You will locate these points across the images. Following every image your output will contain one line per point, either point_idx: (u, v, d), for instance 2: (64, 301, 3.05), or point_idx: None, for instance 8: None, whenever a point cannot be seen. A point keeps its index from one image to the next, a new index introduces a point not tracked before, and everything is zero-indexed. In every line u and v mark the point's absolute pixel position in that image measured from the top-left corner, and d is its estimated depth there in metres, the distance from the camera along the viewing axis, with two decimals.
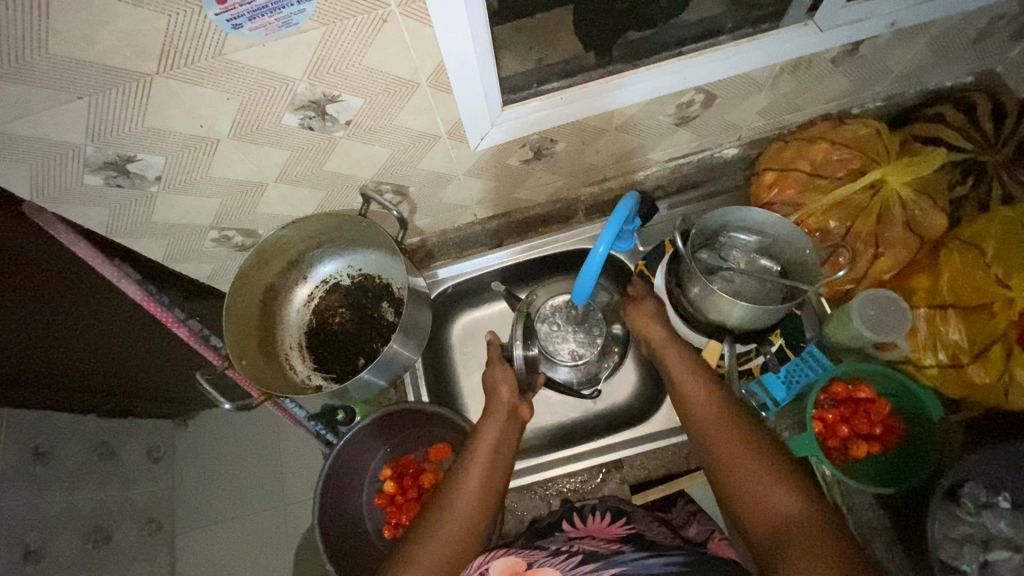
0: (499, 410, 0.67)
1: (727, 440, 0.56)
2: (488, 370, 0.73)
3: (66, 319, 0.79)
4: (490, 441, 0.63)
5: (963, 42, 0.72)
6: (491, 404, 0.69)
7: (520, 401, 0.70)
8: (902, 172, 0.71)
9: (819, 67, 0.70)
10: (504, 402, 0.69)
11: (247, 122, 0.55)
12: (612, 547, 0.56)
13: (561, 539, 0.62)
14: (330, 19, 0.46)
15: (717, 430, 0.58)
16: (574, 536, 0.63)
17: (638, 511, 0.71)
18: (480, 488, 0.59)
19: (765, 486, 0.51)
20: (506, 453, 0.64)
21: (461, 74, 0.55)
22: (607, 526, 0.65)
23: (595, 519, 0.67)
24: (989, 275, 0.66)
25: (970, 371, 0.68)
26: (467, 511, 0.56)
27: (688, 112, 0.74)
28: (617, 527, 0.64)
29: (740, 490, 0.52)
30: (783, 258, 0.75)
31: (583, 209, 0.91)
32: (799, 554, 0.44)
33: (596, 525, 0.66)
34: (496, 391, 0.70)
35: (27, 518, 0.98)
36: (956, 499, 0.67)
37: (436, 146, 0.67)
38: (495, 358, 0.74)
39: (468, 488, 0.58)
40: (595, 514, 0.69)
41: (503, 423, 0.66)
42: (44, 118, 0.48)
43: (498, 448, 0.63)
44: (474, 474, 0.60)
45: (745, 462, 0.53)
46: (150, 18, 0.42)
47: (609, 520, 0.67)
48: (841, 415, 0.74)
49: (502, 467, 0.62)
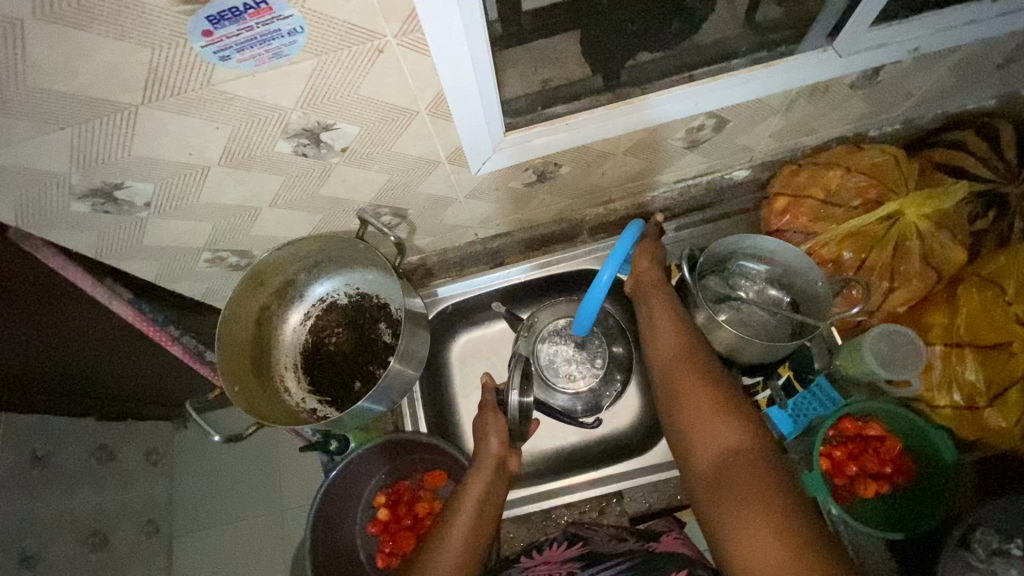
0: (486, 463, 0.65)
1: (689, 379, 0.56)
2: (481, 416, 0.71)
3: (59, 334, 0.78)
4: (475, 498, 0.61)
5: (988, 68, 0.69)
6: (479, 456, 0.67)
7: (508, 452, 0.68)
8: (922, 204, 0.68)
9: (836, 92, 0.67)
10: (492, 454, 0.67)
11: (239, 150, 0.53)
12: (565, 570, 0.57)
13: (517, 570, 0.62)
14: (323, 49, 0.43)
15: (682, 371, 0.57)
16: (530, 565, 0.62)
17: (598, 532, 0.68)
18: (466, 541, 0.57)
19: (717, 419, 0.51)
20: (494, 509, 0.62)
21: (461, 102, 0.53)
22: (561, 550, 0.63)
23: (552, 547, 0.65)
24: (1010, 315, 0.64)
25: (986, 414, 0.65)
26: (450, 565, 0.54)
27: (698, 136, 0.71)
28: (571, 549, 0.62)
29: (694, 429, 0.52)
30: (793, 289, 0.73)
31: (587, 229, 0.88)
32: (737, 489, 0.44)
33: (553, 552, 0.64)
34: (485, 441, 0.68)
35: (24, 524, 0.96)
36: (965, 544, 0.63)
37: (436, 171, 0.65)
38: (489, 402, 0.73)
39: (455, 543, 0.56)
40: (553, 543, 0.66)
41: (491, 478, 0.64)
42: (27, 147, 0.46)
43: (485, 500, 0.61)
44: (462, 530, 0.57)
45: (703, 404, 0.52)
46: (133, 50, 0.40)
47: (566, 545, 0.65)
48: (849, 452, 0.72)
49: (489, 523, 0.60)
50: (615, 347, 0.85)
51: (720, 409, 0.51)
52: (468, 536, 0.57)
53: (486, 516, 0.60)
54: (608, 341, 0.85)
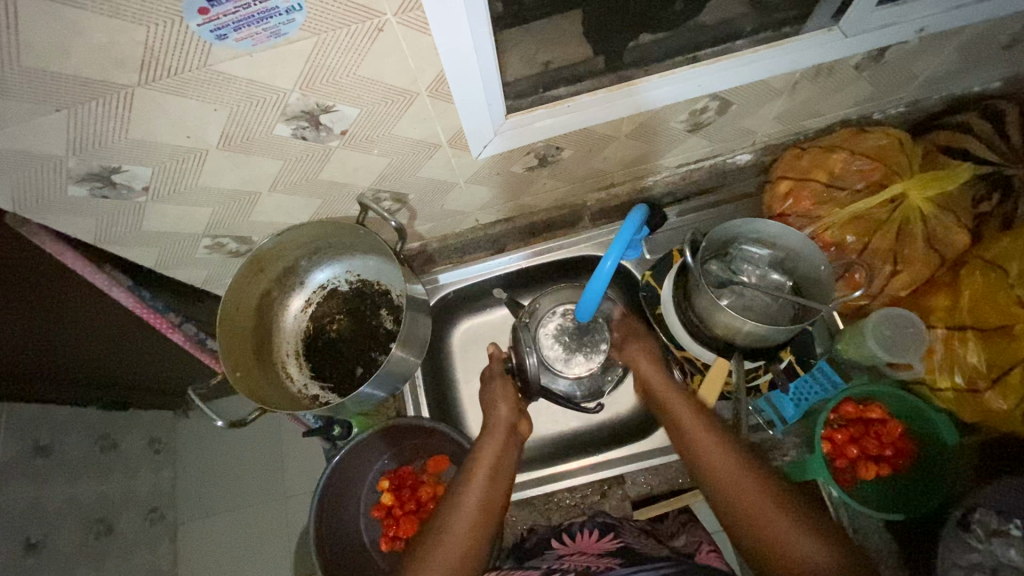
0: (497, 428, 0.67)
1: (740, 480, 0.54)
2: (489, 385, 0.73)
3: (59, 321, 0.78)
4: (488, 463, 0.62)
5: (994, 49, 0.68)
6: (490, 420, 0.68)
7: (518, 417, 0.70)
8: (926, 187, 0.68)
9: (841, 73, 0.66)
10: (502, 419, 0.68)
11: (237, 132, 0.52)
12: (603, 562, 0.57)
13: (552, 557, 0.63)
14: (321, 28, 0.43)
15: (727, 470, 0.55)
16: (565, 553, 0.63)
17: (625, 524, 0.71)
18: (478, 505, 0.58)
19: (779, 529, 0.49)
20: (506, 472, 0.63)
21: (463, 84, 0.52)
22: (596, 541, 0.65)
23: (584, 536, 0.68)
24: (1012, 296, 0.63)
25: (987, 397, 0.64)
26: (465, 530, 0.55)
27: (702, 119, 0.70)
28: (605, 541, 0.65)
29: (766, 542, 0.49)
30: (796, 274, 0.72)
31: (589, 214, 0.88)
32: None
33: (585, 541, 0.67)
34: (497, 406, 0.69)
35: (28, 512, 0.97)
36: (964, 525, 0.64)
37: (436, 155, 0.64)
38: (496, 371, 0.74)
39: (468, 506, 0.57)
40: (584, 531, 0.69)
41: (503, 441, 0.66)
42: (22, 130, 0.46)
43: (496, 467, 0.62)
44: (474, 494, 0.58)
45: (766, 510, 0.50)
46: (127, 29, 0.39)
47: (597, 535, 0.68)
48: (850, 435, 0.72)
49: (502, 484, 0.61)
50: None
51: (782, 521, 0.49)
52: (482, 499, 0.58)
53: (498, 483, 0.61)
54: (609, 327, 0.85)
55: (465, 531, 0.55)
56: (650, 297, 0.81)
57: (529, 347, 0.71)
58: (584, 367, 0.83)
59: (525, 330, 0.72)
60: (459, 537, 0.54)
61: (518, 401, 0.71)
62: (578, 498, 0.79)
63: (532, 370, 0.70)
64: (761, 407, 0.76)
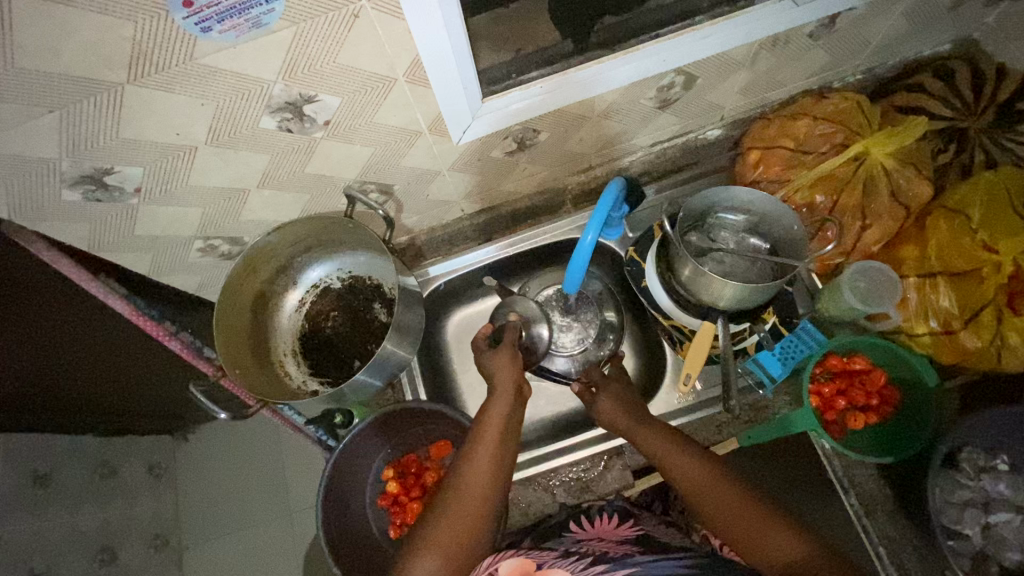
0: (506, 389, 0.66)
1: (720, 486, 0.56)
2: (494, 353, 0.71)
3: (55, 343, 0.77)
4: (498, 423, 0.62)
5: (938, 11, 0.72)
6: (497, 382, 0.67)
7: (524, 379, 0.69)
8: (885, 143, 0.71)
9: (797, 43, 0.70)
10: (510, 380, 0.67)
11: (224, 127, 0.54)
12: (623, 548, 0.59)
13: (571, 540, 0.65)
14: (301, 17, 0.45)
15: (705, 475, 0.58)
16: (583, 537, 0.66)
17: (646, 514, 0.74)
18: (490, 460, 0.58)
19: (769, 535, 0.51)
20: (513, 433, 0.62)
21: (438, 69, 0.55)
22: (615, 528, 0.68)
23: (603, 521, 0.70)
24: (976, 241, 0.68)
25: (962, 337, 0.69)
26: (480, 486, 0.56)
27: (670, 95, 0.73)
28: (625, 529, 0.68)
29: (748, 542, 0.52)
30: (770, 236, 0.74)
31: (570, 198, 0.91)
32: None
33: (604, 527, 0.69)
34: (501, 370, 0.68)
35: (33, 542, 0.95)
36: (955, 465, 0.68)
37: (418, 143, 0.66)
38: (510, 342, 0.73)
39: (479, 466, 0.57)
40: (603, 515, 0.72)
41: (511, 401, 0.65)
42: (15, 134, 0.48)
43: (505, 427, 0.62)
44: (485, 456, 0.58)
45: (741, 512, 0.54)
46: (116, 25, 0.42)
47: (616, 521, 0.71)
48: (837, 388, 0.74)
49: (510, 444, 0.61)
50: (606, 309, 0.91)
51: (772, 530, 0.51)
52: (494, 455, 0.58)
53: (508, 439, 0.62)
54: (598, 305, 0.91)
55: (478, 491, 0.55)
56: (634, 271, 0.83)
57: (543, 321, 0.83)
58: (572, 339, 0.89)
59: (537, 309, 0.83)
60: (471, 498, 0.55)
61: (521, 364, 0.70)
62: (580, 472, 0.80)
63: (542, 341, 0.82)
64: (749, 369, 0.76)
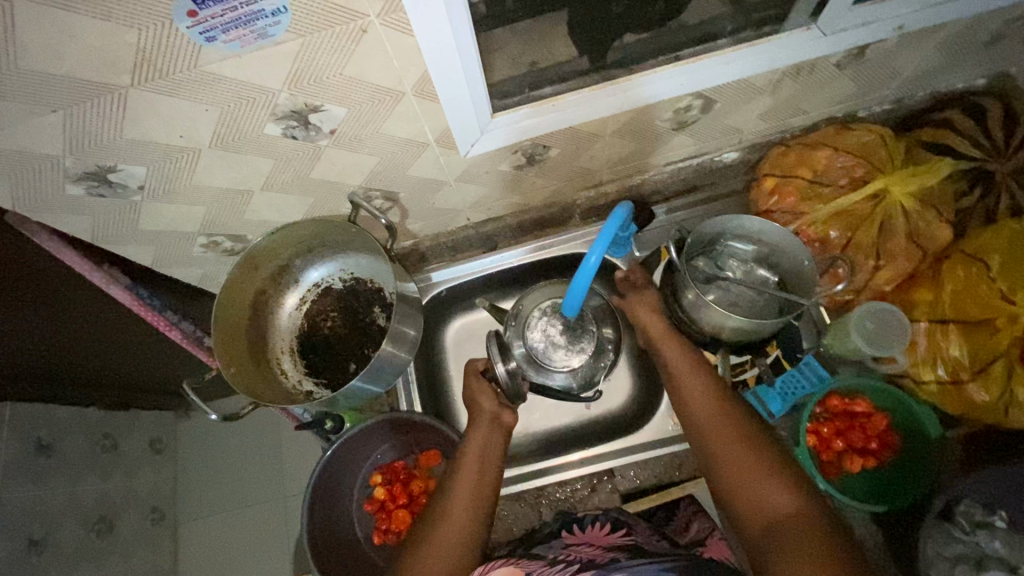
0: (481, 420, 0.66)
1: (728, 432, 0.57)
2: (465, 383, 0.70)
3: (58, 323, 0.78)
4: (476, 453, 0.63)
5: (976, 45, 0.69)
6: (475, 411, 0.67)
7: (502, 409, 0.67)
8: (906, 183, 0.70)
9: (823, 71, 0.67)
10: (485, 412, 0.67)
11: (228, 132, 0.54)
12: (607, 555, 0.59)
13: (558, 545, 0.65)
14: (306, 29, 0.44)
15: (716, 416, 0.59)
16: (572, 542, 0.65)
17: (640, 522, 0.73)
18: (471, 499, 0.58)
19: (763, 491, 0.51)
20: (494, 459, 0.63)
21: (446, 86, 0.54)
22: (604, 534, 0.68)
23: (594, 528, 0.70)
24: (994, 290, 0.65)
25: (970, 388, 0.67)
26: (461, 516, 0.57)
27: (686, 117, 0.71)
28: (615, 536, 0.67)
29: (740, 487, 0.53)
30: (780, 269, 0.72)
31: (579, 212, 0.89)
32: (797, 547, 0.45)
33: (595, 533, 0.69)
34: (478, 399, 0.68)
35: (31, 509, 0.97)
36: (949, 517, 0.65)
37: (425, 154, 0.66)
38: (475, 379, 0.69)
39: (461, 497, 0.58)
40: (595, 523, 0.71)
41: (489, 431, 0.65)
42: (19, 130, 0.48)
43: (483, 461, 0.62)
44: (464, 486, 0.59)
45: (748, 458, 0.54)
46: (118, 31, 0.41)
47: (608, 529, 0.70)
48: (835, 429, 0.73)
49: (490, 473, 0.62)
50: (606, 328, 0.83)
51: (764, 474, 0.52)
52: (473, 488, 0.59)
53: (488, 468, 0.62)
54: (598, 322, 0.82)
55: (464, 515, 0.57)
56: None
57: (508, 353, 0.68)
58: (578, 359, 0.80)
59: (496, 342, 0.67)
60: (455, 528, 0.56)
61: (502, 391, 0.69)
62: (569, 492, 0.81)
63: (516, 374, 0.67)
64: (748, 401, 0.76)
